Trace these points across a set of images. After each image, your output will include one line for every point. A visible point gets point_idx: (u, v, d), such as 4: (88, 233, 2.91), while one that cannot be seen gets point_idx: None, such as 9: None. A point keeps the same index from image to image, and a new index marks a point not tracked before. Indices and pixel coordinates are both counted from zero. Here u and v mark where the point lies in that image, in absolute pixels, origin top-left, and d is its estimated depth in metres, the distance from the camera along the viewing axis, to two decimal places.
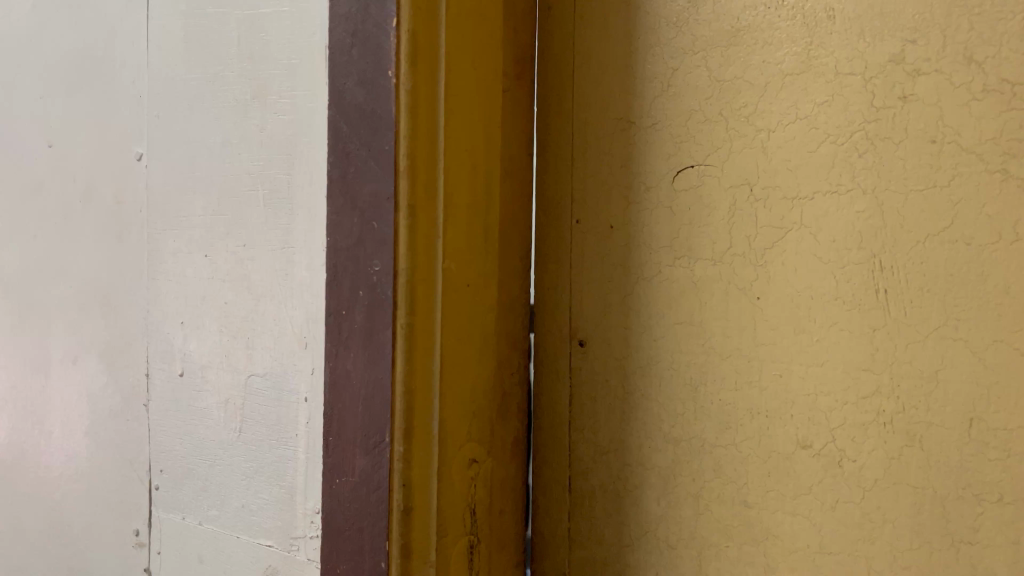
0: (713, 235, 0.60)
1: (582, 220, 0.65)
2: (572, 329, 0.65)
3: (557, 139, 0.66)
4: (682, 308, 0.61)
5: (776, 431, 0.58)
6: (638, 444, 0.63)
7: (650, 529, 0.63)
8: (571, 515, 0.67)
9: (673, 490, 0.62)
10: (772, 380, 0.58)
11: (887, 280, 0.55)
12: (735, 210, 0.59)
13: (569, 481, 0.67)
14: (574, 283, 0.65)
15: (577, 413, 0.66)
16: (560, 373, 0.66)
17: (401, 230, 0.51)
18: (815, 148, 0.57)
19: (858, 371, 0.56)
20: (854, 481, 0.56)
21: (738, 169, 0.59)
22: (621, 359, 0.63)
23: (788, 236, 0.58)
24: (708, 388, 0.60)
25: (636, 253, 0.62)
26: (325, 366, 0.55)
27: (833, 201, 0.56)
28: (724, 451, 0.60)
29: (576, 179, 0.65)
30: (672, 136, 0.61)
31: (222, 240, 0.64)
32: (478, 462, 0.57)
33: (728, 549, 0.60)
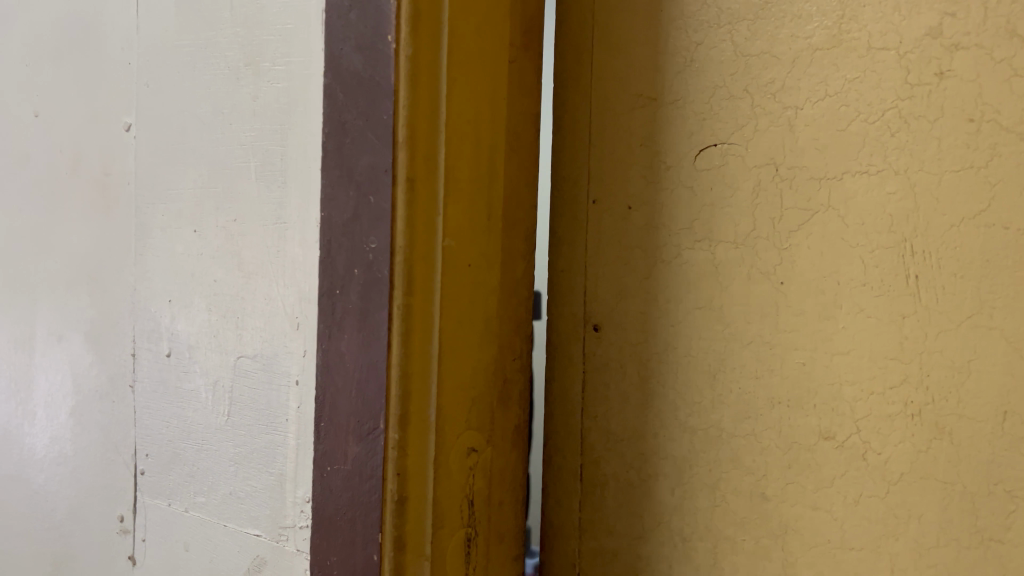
0: (735, 217, 0.58)
1: (599, 201, 0.64)
2: (590, 315, 0.65)
3: (584, 118, 0.64)
4: (702, 292, 0.59)
5: (797, 422, 0.56)
6: (655, 431, 0.62)
7: (666, 518, 0.62)
8: (582, 504, 0.66)
9: (688, 482, 0.60)
10: (795, 368, 0.55)
11: (918, 265, 0.51)
12: (759, 190, 0.57)
13: (581, 469, 0.66)
14: (590, 269, 0.65)
15: (590, 401, 0.65)
16: (572, 358, 0.66)
17: (398, 209, 0.54)
18: (845, 127, 0.54)
19: (886, 361, 0.52)
20: (880, 475, 0.53)
21: (764, 148, 0.56)
22: (637, 344, 0.62)
23: (813, 221, 0.55)
24: (727, 372, 0.58)
25: (655, 234, 0.61)
26: (321, 345, 0.59)
27: (863, 182, 0.53)
28: (743, 440, 0.58)
29: (594, 158, 0.64)
30: (695, 113, 0.59)
31: (214, 218, 0.68)
32: (477, 453, 0.59)
33: (745, 542, 0.58)
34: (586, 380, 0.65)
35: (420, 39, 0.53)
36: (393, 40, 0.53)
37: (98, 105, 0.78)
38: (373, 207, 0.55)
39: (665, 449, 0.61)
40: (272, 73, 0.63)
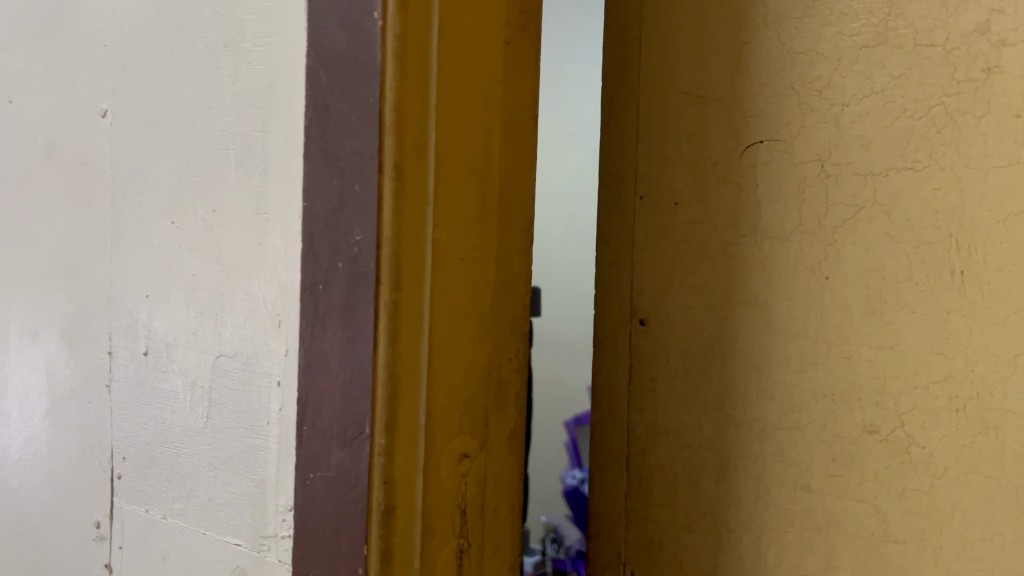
0: (781, 212, 0.58)
1: (646, 197, 0.65)
2: (636, 309, 0.65)
3: (631, 114, 0.65)
4: (748, 285, 0.60)
5: (842, 415, 0.56)
6: (700, 424, 0.62)
7: (706, 510, 0.62)
8: (628, 495, 0.67)
9: (733, 474, 0.61)
10: (839, 362, 0.56)
11: (963, 260, 0.52)
12: (805, 186, 0.57)
13: (626, 461, 0.67)
14: (636, 264, 0.65)
15: (635, 394, 0.66)
16: (618, 351, 0.66)
17: (385, 199, 0.50)
18: (891, 123, 0.54)
19: (931, 355, 0.53)
20: (923, 468, 0.54)
21: (810, 144, 0.57)
22: (683, 338, 0.63)
23: (857, 217, 0.55)
24: (773, 365, 0.59)
25: (701, 230, 0.62)
26: (303, 345, 0.55)
27: (909, 178, 0.54)
28: (787, 433, 0.58)
29: (640, 154, 0.65)
30: (741, 110, 0.60)
31: (192, 210, 0.66)
32: (469, 460, 0.56)
33: (788, 533, 0.59)
34: (633, 373, 0.66)
35: (410, 16, 0.50)
36: (380, 17, 0.49)
37: (73, 90, 0.78)
38: (358, 196, 0.51)
39: (706, 442, 0.62)
40: (252, 54, 0.61)
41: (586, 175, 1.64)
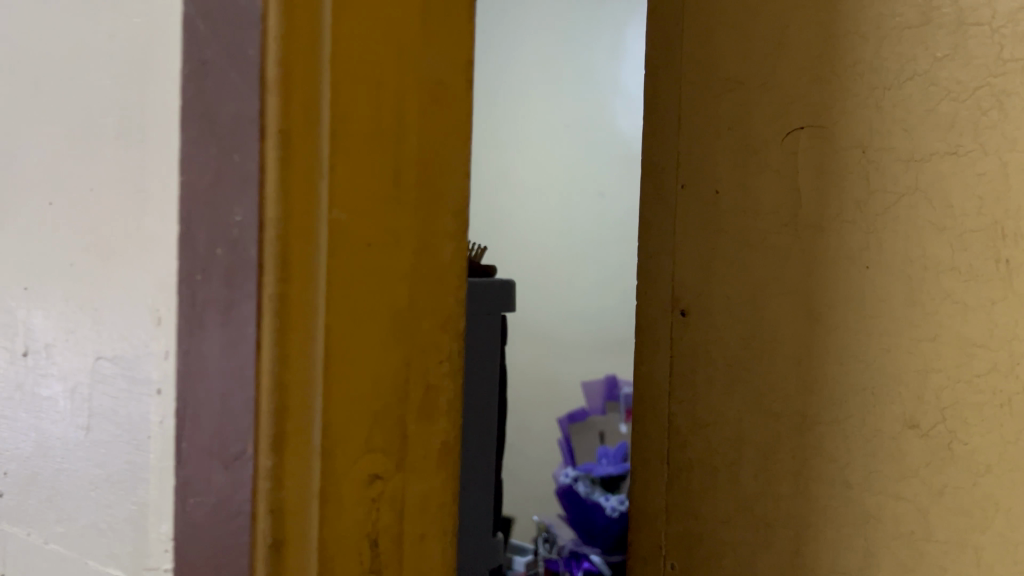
0: (821, 200, 0.56)
1: (687, 185, 0.62)
2: (676, 298, 0.63)
3: (671, 100, 0.63)
4: (788, 275, 0.57)
5: (882, 410, 0.54)
6: (739, 417, 0.60)
7: (745, 504, 0.60)
8: (668, 488, 0.64)
9: (772, 468, 0.58)
10: (880, 354, 0.54)
11: (1010, 249, 0.50)
12: (846, 173, 0.55)
13: (666, 454, 0.64)
14: (676, 251, 0.63)
15: (677, 386, 0.63)
16: (658, 343, 0.64)
17: (268, 149, 0.34)
18: (934, 106, 0.52)
19: (974, 348, 0.51)
20: (965, 465, 0.51)
21: (853, 130, 0.55)
22: (723, 330, 0.60)
23: (900, 205, 0.53)
24: (812, 359, 0.56)
25: (740, 219, 0.59)
26: (178, 344, 0.38)
27: (953, 163, 0.51)
28: (826, 428, 0.56)
29: (680, 141, 0.62)
30: (782, 96, 0.57)
31: (30, 147, 0.51)
32: (384, 481, 0.40)
33: (826, 530, 0.57)
34: (674, 363, 0.63)
35: None
36: None
37: None
38: (237, 168, 0.35)
39: (745, 436, 0.60)
40: None
41: (585, 165, 1.62)
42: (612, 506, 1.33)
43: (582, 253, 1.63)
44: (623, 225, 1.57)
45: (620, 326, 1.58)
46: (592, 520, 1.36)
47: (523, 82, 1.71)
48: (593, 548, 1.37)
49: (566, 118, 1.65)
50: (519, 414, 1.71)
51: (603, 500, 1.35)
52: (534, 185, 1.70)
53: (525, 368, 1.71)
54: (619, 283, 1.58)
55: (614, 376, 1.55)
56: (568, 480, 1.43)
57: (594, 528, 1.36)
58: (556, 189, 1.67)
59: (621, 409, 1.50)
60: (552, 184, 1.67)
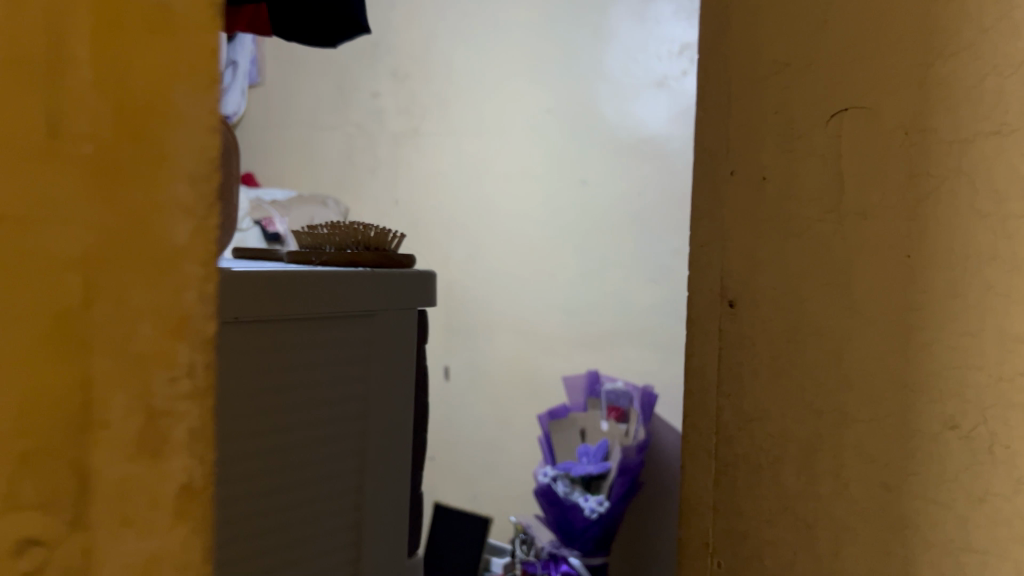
0: (866, 183, 0.51)
1: (737, 170, 0.56)
2: (724, 289, 0.57)
3: (711, 81, 0.57)
4: (831, 264, 0.53)
5: (921, 407, 0.50)
6: (784, 414, 0.55)
7: (789, 503, 0.55)
8: (716, 483, 0.58)
9: (816, 467, 0.54)
10: (924, 348, 0.50)
11: None
12: (887, 156, 0.51)
13: (714, 447, 0.58)
14: (725, 246, 0.56)
15: (725, 379, 0.57)
16: (705, 335, 0.58)
17: None
18: (977, 83, 0.48)
19: (1018, 344, 0.47)
20: (1008, 470, 0.48)
21: (896, 109, 0.50)
22: (770, 324, 0.55)
23: (950, 183, 0.49)
24: (854, 354, 0.52)
25: (788, 206, 0.54)
26: None
27: (998, 143, 0.47)
28: (867, 426, 0.52)
29: (729, 121, 0.56)
30: (826, 73, 0.53)
31: None
32: (47, 549, 0.26)
33: (859, 533, 0.53)
34: (722, 355, 0.57)
35: None
36: None
37: None
38: None
39: (788, 435, 0.55)
40: None
41: (567, 152, 1.58)
42: (593, 508, 1.34)
43: (564, 244, 1.59)
44: (606, 214, 1.53)
45: (604, 324, 1.54)
46: (573, 520, 1.36)
47: (503, 67, 1.66)
48: (574, 549, 1.37)
49: (547, 103, 1.60)
50: (503, 410, 1.69)
51: (583, 501, 1.35)
52: (515, 174, 1.65)
53: (510, 363, 1.68)
54: (602, 273, 1.54)
55: (597, 372, 1.50)
56: (547, 479, 1.39)
57: (575, 528, 1.36)
58: (537, 177, 1.62)
59: (603, 404, 1.45)
60: (533, 173, 1.63)
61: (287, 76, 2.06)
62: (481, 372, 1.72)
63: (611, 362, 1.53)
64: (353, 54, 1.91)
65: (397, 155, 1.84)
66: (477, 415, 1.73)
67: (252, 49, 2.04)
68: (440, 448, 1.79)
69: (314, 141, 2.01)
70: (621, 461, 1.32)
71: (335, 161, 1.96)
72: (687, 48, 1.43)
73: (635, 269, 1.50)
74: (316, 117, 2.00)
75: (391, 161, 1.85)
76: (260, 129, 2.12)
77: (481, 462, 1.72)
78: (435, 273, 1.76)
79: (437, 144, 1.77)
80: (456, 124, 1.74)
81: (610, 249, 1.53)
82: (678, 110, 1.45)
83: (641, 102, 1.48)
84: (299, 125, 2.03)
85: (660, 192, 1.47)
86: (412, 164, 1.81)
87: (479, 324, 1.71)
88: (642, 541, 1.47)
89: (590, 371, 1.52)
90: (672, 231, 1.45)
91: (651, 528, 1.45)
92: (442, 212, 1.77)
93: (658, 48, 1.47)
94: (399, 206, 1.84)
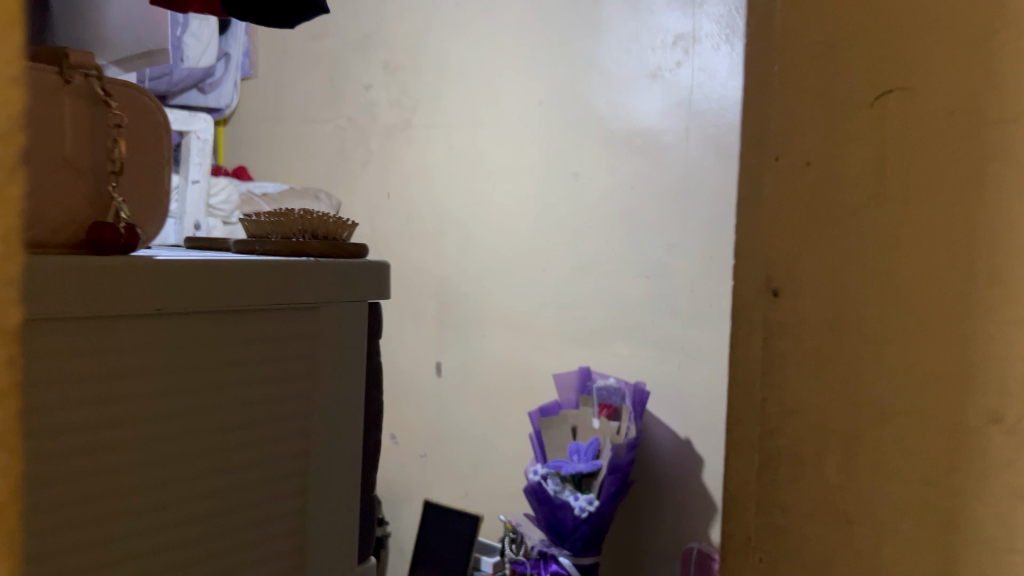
0: (938, 159, 0.39)
1: (779, 151, 0.42)
2: (769, 273, 0.43)
3: (752, 25, 0.43)
4: (893, 269, 0.40)
5: (1015, 454, 0.39)
6: (829, 456, 0.43)
7: (841, 572, 0.43)
8: (750, 556, 0.45)
9: (874, 522, 0.42)
10: (1016, 378, 0.38)
11: None
12: (968, 127, 0.39)
13: (746, 508, 0.45)
14: (757, 244, 0.43)
15: (764, 416, 0.44)
16: (736, 359, 0.44)
17: None
18: None
19: None
20: None
21: (979, 62, 0.39)
22: (816, 347, 0.42)
23: None
24: (922, 387, 0.40)
25: (840, 195, 0.41)
26: None
27: None
28: (939, 479, 0.40)
29: (768, 78, 0.42)
30: (891, 16, 0.40)
31: None
32: None
33: None
34: (763, 367, 0.44)
35: None
36: None
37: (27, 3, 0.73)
38: None
39: (836, 486, 0.42)
40: None
41: (560, 145, 1.56)
42: (583, 507, 1.31)
43: (557, 239, 1.56)
44: (599, 208, 1.51)
45: (596, 321, 1.52)
46: (564, 519, 1.33)
47: (495, 58, 1.64)
48: (563, 549, 1.35)
49: (539, 95, 1.58)
50: (493, 408, 1.66)
51: (573, 500, 1.33)
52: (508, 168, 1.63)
53: (501, 359, 1.65)
54: (595, 268, 1.52)
55: (588, 368, 1.48)
56: (537, 478, 1.35)
57: (566, 528, 1.34)
58: (529, 170, 1.60)
59: (595, 401, 1.43)
60: (526, 166, 1.60)
61: (280, 69, 2.04)
62: (472, 368, 1.70)
63: (603, 359, 1.51)
64: (346, 47, 1.89)
65: (389, 148, 1.82)
66: (468, 412, 1.71)
67: (245, 40, 2.08)
68: (431, 445, 1.77)
69: (306, 134, 1.98)
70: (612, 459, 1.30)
71: (328, 155, 1.94)
72: (681, 39, 1.39)
73: (627, 265, 1.47)
74: (308, 110, 1.98)
75: (383, 155, 1.83)
76: (254, 121, 2.11)
77: (472, 459, 1.70)
78: (430, 270, 1.76)
79: (429, 137, 1.75)
80: (448, 118, 1.72)
81: (603, 243, 1.50)
82: (671, 102, 1.41)
83: (635, 93, 1.45)
84: (291, 118, 2.01)
85: (653, 185, 1.44)
86: (403, 158, 1.79)
87: (471, 321, 1.70)
88: (635, 540, 1.47)
89: (582, 367, 1.50)
90: (665, 224, 1.42)
91: (645, 527, 1.46)
92: (434, 206, 1.75)
93: (651, 39, 1.43)
94: (391, 200, 1.82)
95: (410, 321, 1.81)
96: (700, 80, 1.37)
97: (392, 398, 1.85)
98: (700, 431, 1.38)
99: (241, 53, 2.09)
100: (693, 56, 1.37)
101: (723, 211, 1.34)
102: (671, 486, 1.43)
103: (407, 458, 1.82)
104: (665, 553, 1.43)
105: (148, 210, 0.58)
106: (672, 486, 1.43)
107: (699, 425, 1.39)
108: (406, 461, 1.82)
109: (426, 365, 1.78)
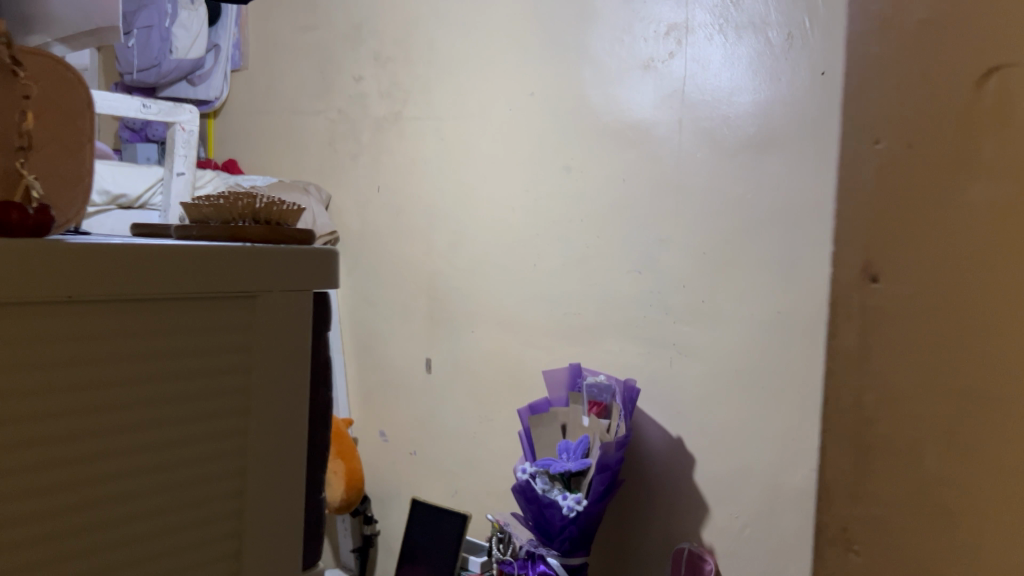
0: (991, 190, 0.67)
1: (880, 141, 0.72)
2: (869, 265, 0.73)
3: (896, 89, 0.71)
4: (970, 251, 0.68)
5: None
6: (921, 381, 0.71)
7: (935, 473, 0.71)
8: (859, 451, 0.75)
9: (954, 437, 0.70)
10: None
11: None
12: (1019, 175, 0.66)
13: (864, 413, 0.74)
14: (868, 233, 0.73)
15: (873, 343, 0.73)
16: (852, 305, 0.74)
17: None
18: None
19: None
20: None
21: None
22: (917, 292, 0.70)
23: None
24: (985, 333, 0.68)
25: (953, 207, 0.69)
26: None
27: None
28: (988, 393, 0.68)
29: (903, 126, 0.71)
30: (989, 99, 0.67)
31: None
32: None
33: None
34: (865, 334, 0.73)
35: None
36: None
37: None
38: None
39: (932, 402, 0.70)
40: None
41: (551, 137, 1.52)
42: (571, 507, 1.27)
43: (547, 232, 1.54)
44: (590, 201, 1.48)
45: (587, 316, 1.49)
46: (552, 518, 1.30)
47: (486, 49, 1.61)
48: (552, 549, 1.33)
49: (530, 86, 1.55)
50: (482, 404, 1.64)
51: (562, 499, 1.29)
52: (499, 161, 1.60)
53: (491, 356, 1.63)
54: (585, 263, 1.49)
55: (579, 365, 1.44)
56: (525, 476, 1.32)
57: (554, 528, 1.31)
58: (521, 163, 1.57)
59: (585, 399, 1.40)
60: (516, 159, 1.57)
61: (270, 61, 2.01)
62: (462, 364, 1.67)
63: (595, 355, 1.48)
64: (337, 38, 1.86)
65: (379, 140, 1.79)
66: (457, 409, 1.68)
67: (236, 32, 2.07)
68: (420, 442, 1.75)
69: (297, 127, 1.96)
70: (600, 458, 1.27)
71: (318, 147, 1.92)
72: (674, 29, 1.36)
73: (618, 260, 1.44)
74: (297, 102, 1.95)
75: (374, 147, 1.80)
76: (244, 113, 2.09)
77: (460, 457, 1.67)
78: (420, 263, 1.73)
79: (420, 129, 1.72)
80: (437, 110, 1.69)
81: (594, 237, 1.47)
82: (664, 94, 1.38)
83: (629, 85, 1.42)
84: (281, 110, 1.99)
85: (645, 179, 1.41)
86: (393, 150, 1.76)
87: (460, 317, 1.67)
88: (626, 541, 1.45)
89: (572, 363, 1.46)
90: (658, 218, 1.39)
91: (635, 526, 1.43)
92: (424, 199, 1.72)
93: (644, 29, 1.39)
94: (381, 193, 1.79)
95: (401, 316, 1.78)
96: (693, 71, 1.34)
97: (383, 394, 1.82)
98: (693, 428, 1.36)
99: (231, 45, 2.08)
100: (686, 47, 1.34)
101: (717, 205, 1.32)
102: (662, 485, 1.40)
103: (396, 455, 1.80)
104: (656, 553, 1.41)
105: (69, 189, 0.56)
106: (662, 485, 1.40)
107: (692, 423, 1.36)
108: (396, 458, 1.80)
109: (416, 360, 1.76)
